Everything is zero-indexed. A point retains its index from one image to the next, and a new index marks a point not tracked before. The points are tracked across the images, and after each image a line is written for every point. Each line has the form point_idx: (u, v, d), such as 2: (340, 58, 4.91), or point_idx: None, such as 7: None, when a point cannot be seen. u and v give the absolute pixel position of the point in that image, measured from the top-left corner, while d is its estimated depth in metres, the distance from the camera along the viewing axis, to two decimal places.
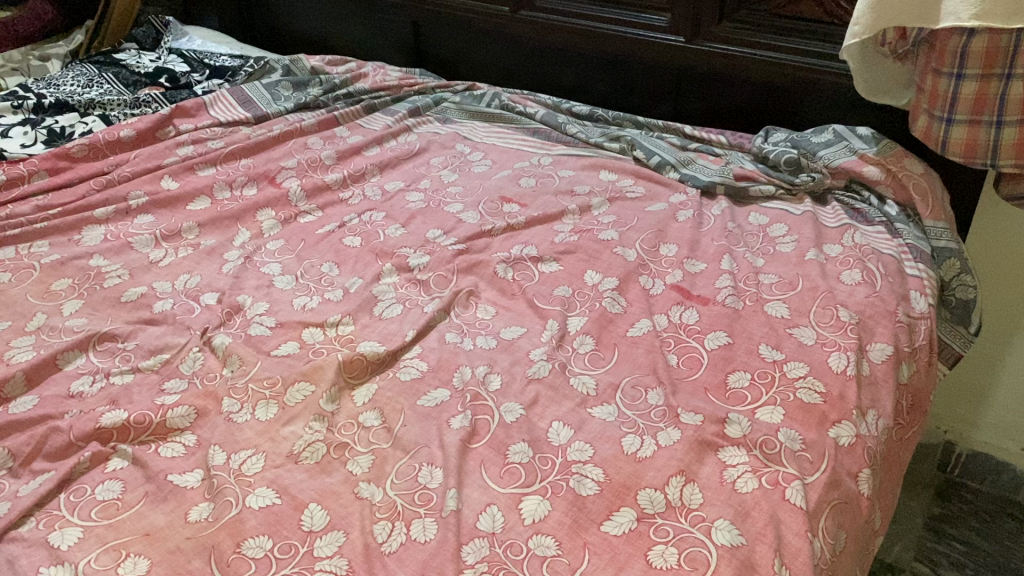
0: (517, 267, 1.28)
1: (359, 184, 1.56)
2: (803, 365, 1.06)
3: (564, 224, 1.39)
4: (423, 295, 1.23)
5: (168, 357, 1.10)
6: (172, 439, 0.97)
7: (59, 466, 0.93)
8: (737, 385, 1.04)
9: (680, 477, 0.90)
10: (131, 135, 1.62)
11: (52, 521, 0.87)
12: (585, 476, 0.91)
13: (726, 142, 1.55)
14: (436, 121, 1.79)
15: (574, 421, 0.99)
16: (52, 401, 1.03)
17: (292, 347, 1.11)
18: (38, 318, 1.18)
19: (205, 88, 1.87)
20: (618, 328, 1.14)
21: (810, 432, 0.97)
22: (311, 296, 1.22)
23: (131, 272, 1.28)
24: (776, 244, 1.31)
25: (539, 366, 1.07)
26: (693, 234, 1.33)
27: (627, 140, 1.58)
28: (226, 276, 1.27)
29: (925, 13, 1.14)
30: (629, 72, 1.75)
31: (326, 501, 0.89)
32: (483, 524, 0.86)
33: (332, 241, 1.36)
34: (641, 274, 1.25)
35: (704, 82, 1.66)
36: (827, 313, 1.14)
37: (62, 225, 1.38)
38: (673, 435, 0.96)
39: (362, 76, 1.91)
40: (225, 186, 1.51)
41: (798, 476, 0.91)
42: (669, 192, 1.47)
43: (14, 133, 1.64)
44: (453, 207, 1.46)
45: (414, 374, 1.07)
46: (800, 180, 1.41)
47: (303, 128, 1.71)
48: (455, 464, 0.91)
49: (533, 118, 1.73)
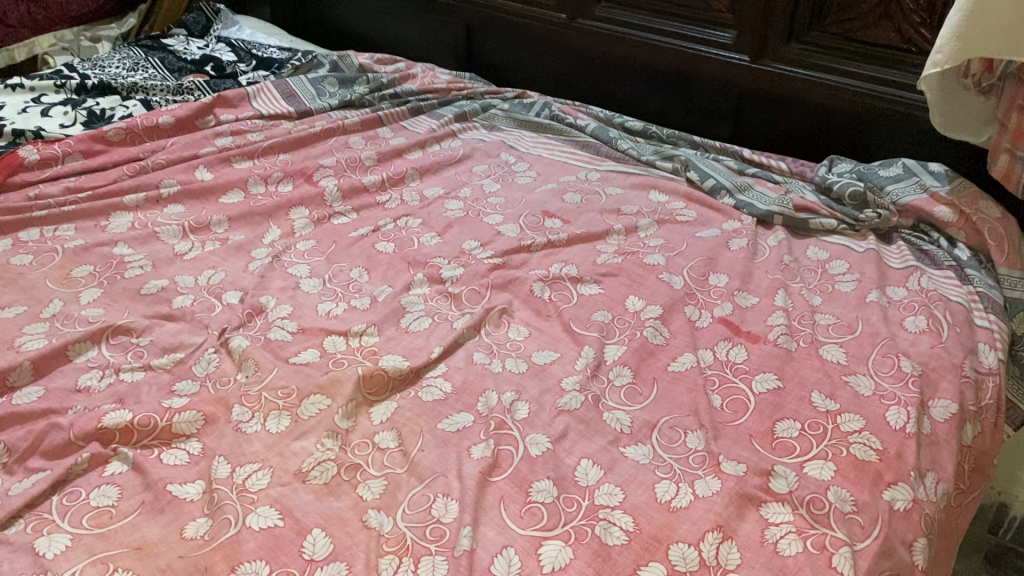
0: (555, 287, 1.21)
1: (398, 187, 1.50)
2: (859, 418, 0.98)
3: (607, 244, 1.32)
4: (453, 310, 1.16)
5: (183, 357, 1.04)
6: (176, 446, 0.91)
7: (55, 465, 0.88)
8: (785, 435, 0.95)
9: (717, 533, 0.83)
10: (170, 122, 1.58)
11: (40, 525, 0.81)
12: (613, 524, 0.84)
13: (787, 170, 1.47)
14: (482, 128, 1.73)
15: (604, 460, 0.92)
16: (57, 395, 0.98)
17: (313, 354, 1.05)
18: (54, 304, 1.13)
19: (250, 79, 1.83)
20: (658, 361, 1.07)
21: (862, 493, 0.89)
22: (337, 302, 1.16)
23: (155, 264, 1.23)
24: (836, 282, 1.22)
25: (570, 398, 0.99)
26: (746, 265, 1.25)
27: (682, 160, 1.50)
28: (251, 274, 1.22)
29: (1016, 47, 1.05)
30: (688, 89, 1.67)
31: (353, 560, 0.79)
32: (498, 567, 0.79)
33: (364, 246, 1.31)
34: (687, 303, 1.17)
35: (765, 105, 1.58)
36: (887, 362, 1.05)
37: (91, 209, 1.34)
38: (712, 485, 0.88)
39: (410, 77, 1.87)
40: (260, 180, 1.46)
41: (847, 542, 0.83)
42: (722, 218, 1.38)
43: (54, 112, 1.60)
44: (493, 218, 1.39)
45: (437, 395, 1.00)
46: (865, 215, 1.32)
47: (346, 126, 1.66)
48: (472, 498, 0.85)
49: (583, 130, 1.65)
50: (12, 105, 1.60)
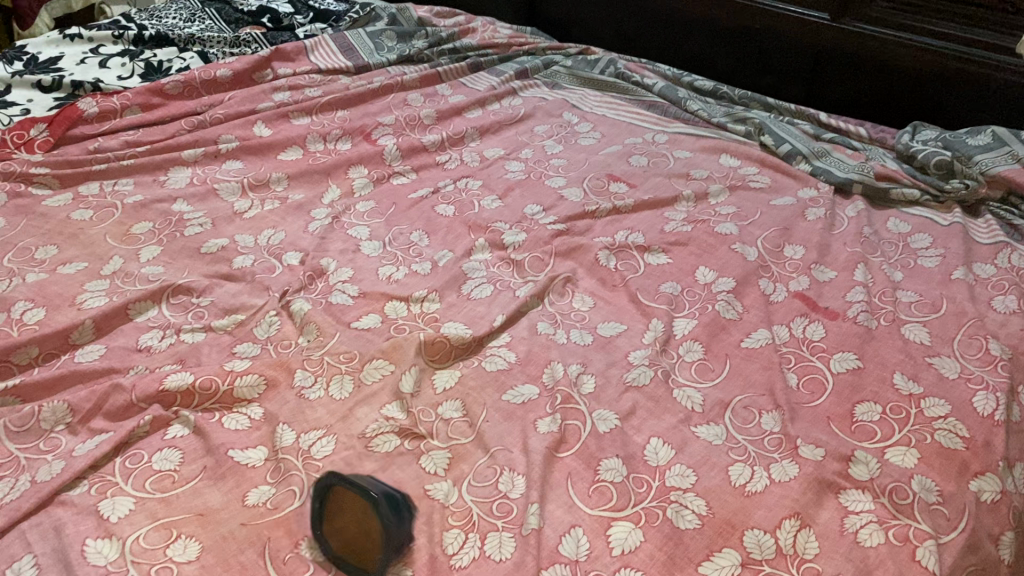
0: (621, 255, 1.17)
1: (457, 147, 1.46)
2: (944, 403, 0.93)
3: (676, 210, 1.27)
4: (516, 277, 1.13)
5: (244, 319, 1.02)
6: (238, 410, 0.90)
7: (117, 427, 0.87)
8: (865, 418, 0.91)
9: (794, 520, 0.80)
10: (228, 76, 1.55)
11: (104, 488, 0.80)
12: (685, 507, 0.81)
13: (866, 136, 1.41)
14: (543, 85, 1.68)
15: (675, 440, 0.88)
16: (118, 354, 0.97)
17: (374, 320, 1.03)
18: (114, 262, 1.12)
19: (307, 32, 1.79)
20: (730, 336, 1.03)
21: (948, 483, 0.84)
22: (398, 266, 1.14)
23: (214, 222, 1.21)
24: (918, 257, 1.16)
25: (638, 373, 0.96)
26: (823, 236, 1.19)
27: (755, 124, 1.45)
28: (311, 235, 1.19)
29: None
30: (761, 48, 1.61)
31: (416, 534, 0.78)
32: (566, 548, 0.77)
33: (424, 208, 1.27)
34: (760, 276, 1.13)
35: (846, 65, 1.52)
36: (974, 344, 1.00)
37: (149, 164, 1.32)
38: (789, 470, 0.84)
39: (470, 31, 1.82)
40: (318, 138, 1.43)
41: (932, 535, 0.78)
42: (797, 185, 1.32)
43: (112, 64, 1.58)
44: (556, 181, 1.35)
45: (501, 365, 0.97)
46: (951, 186, 1.26)
47: (404, 82, 1.62)
48: (539, 475, 0.82)
49: (650, 90, 1.60)
50: (71, 56, 1.58)
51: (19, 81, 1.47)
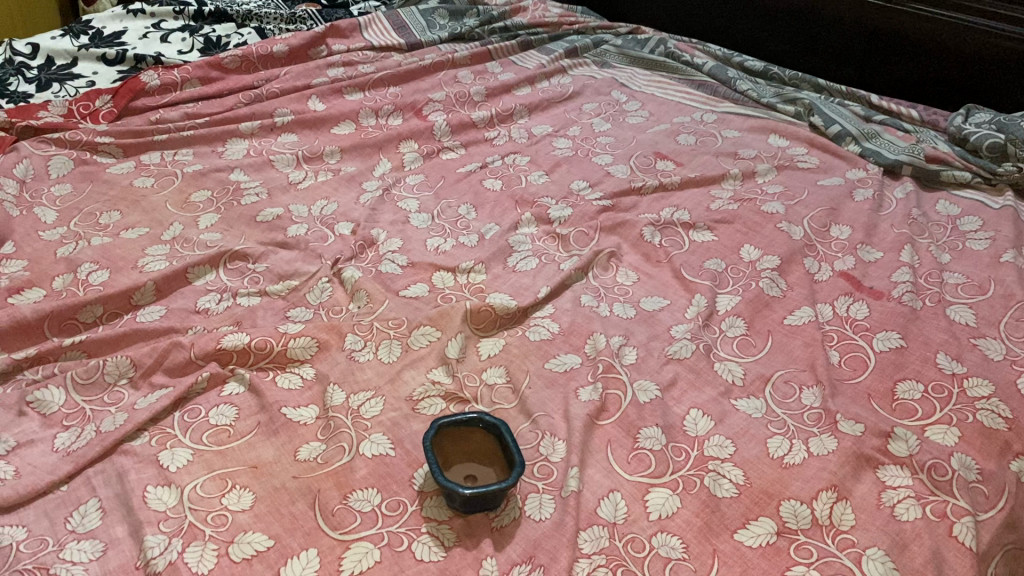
0: (666, 232, 1.18)
1: (506, 124, 1.48)
2: (987, 384, 0.93)
3: (722, 189, 1.27)
4: (561, 251, 1.14)
5: (297, 285, 1.06)
6: (290, 370, 0.94)
7: (177, 383, 0.91)
8: (906, 396, 0.91)
9: (831, 492, 0.80)
10: (284, 51, 1.59)
11: (163, 439, 0.84)
12: (722, 476, 0.82)
13: (917, 118, 1.41)
14: (593, 64, 1.70)
15: (714, 412, 0.90)
16: (178, 315, 1.01)
17: (422, 289, 1.06)
18: (174, 228, 1.16)
19: (361, 10, 1.82)
20: (773, 314, 1.03)
21: (988, 463, 0.84)
22: (445, 238, 1.16)
23: (270, 192, 1.25)
24: (967, 239, 1.15)
25: (680, 346, 0.98)
26: (871, 217, 1.19)
27: (805, 104, 1.45)
28: (362, 207, 1.23)
29: None
30: (813, 29, 1.61)
31: None
32: (605, 511, 0.79)
33: (472, 182, 1.30)
34: (806, 255, 1.13)
35: (899, 47, 1.51)
36: (1021, 327, 1.00)
37: (208, 135, 1.36)
38: (828, 444, 0.85)
39: (520, 10, 1.84)
40: (371, 113, 1.47)
41: (970, 512, 0.79)
42: (846, 165, 1.32)
43: (173, 39, 1.63)
44: (603, 158, 1.36)
45: (544, 334, 0.99)
46: (1003, 169, 1.25)
47: (456, 60, 1.64)
48: (580, 440, 0.84)
49: (700, 70, 1.61)
50: (133, 31, 1.63)
51: (85, 53, 1.52)
